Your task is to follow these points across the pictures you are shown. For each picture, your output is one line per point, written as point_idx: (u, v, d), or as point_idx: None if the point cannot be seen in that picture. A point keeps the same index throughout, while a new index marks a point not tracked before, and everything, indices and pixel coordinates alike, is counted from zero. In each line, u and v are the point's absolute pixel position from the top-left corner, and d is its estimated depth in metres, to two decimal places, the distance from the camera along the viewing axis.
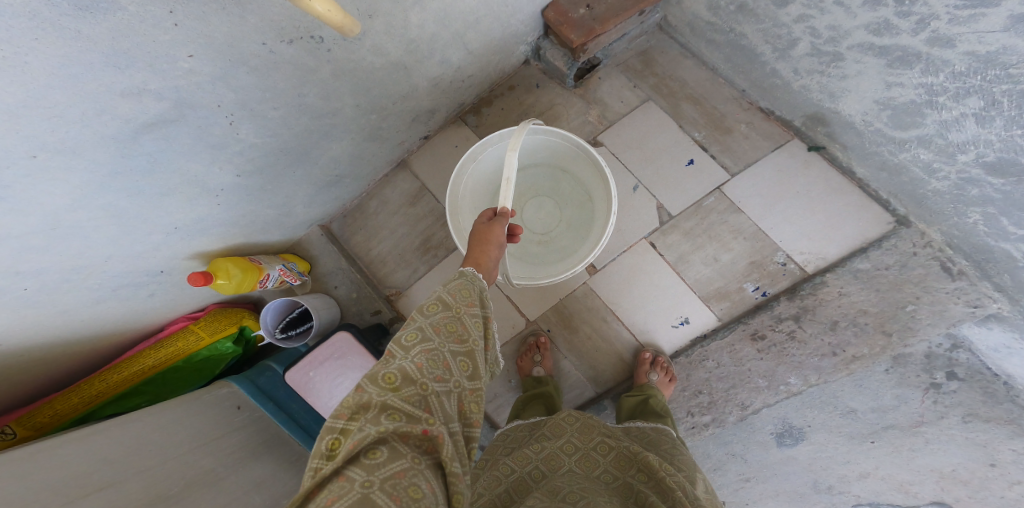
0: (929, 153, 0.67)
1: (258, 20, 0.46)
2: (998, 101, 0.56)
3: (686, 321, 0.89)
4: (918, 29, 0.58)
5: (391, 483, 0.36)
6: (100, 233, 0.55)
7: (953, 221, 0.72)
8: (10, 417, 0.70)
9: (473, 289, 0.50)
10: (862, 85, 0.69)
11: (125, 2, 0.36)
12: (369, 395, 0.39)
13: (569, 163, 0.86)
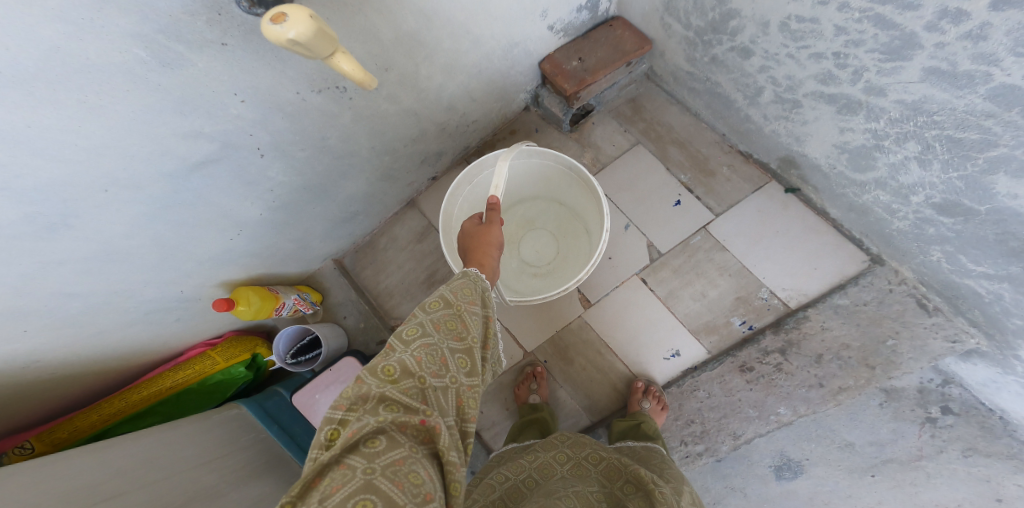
0: (886, 195, 0.74)
1: (298, 73, 0.54)
2: (931, 146, 0.62)
3: (677, 353, 0.92)
4: (855, 80, 0.65)
5: (392, 470, 0.39)
6: (143, 260, 0.61)
7: (920, 259, 0.77)
8: (30, 433, 0.74)
9: (475, 290, 0.54)
10: (821, 130, 0.76)
11: (198, 60, 0.44)
12: (370, 387, 0.43)
13: (562, 190, 0.92)
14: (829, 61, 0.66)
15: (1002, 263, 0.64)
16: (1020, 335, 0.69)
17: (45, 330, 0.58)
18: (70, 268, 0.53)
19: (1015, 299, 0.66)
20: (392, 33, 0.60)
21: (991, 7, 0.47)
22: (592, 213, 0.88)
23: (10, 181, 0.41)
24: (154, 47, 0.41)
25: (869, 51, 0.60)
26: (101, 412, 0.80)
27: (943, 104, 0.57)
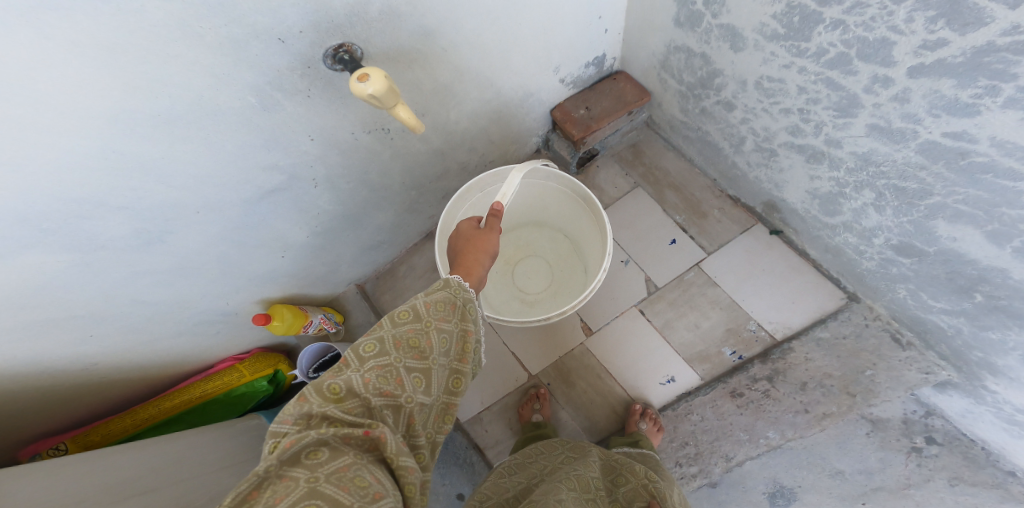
0: (853, 237, 0.84)
1: (357, 118, 0.64)
2: (882, 193, 0.73)
3: (672, 379, 0.99)
4: (817, 132, 0.76)
5: (337, 476, 0.40)
6: (207, 276, 0.70)
7: (889, 297, 0.85)
8: (71, 434, 0.83)
9: (449, 304, 0.54)
10: (795, 177, 0.87)
11: (287, 105, 0.54)
12: (316, 402, 0.44)
13: (571, 222, 0.99)
14: (795, 116, 0.78)
15: (957, 300, 0.73)
16: (982, 366, 0.76)
17: (114, 332, 0.67)
18: (151, 277, 0.62)
19: (971, 333, 0.74)
20: (431, 84, 0.71)
21: (908, 76, 0.59)
22: (595, 248, 0.94)
23: (136, 203, 0.51)
24: (261, 95, 0.51)
25: (824, 108, 0.72)
26: (134, 418, 0.87)
27: (887, 157, 0.68)
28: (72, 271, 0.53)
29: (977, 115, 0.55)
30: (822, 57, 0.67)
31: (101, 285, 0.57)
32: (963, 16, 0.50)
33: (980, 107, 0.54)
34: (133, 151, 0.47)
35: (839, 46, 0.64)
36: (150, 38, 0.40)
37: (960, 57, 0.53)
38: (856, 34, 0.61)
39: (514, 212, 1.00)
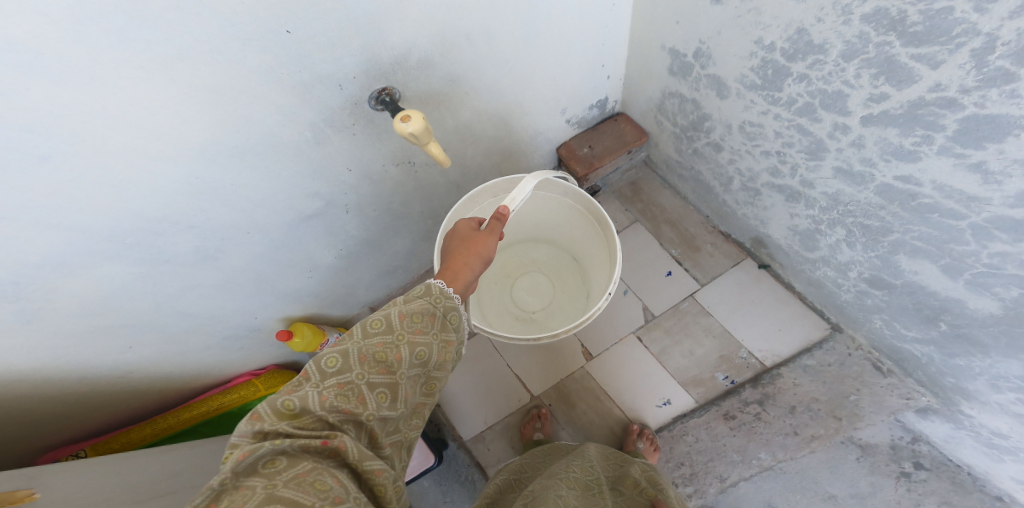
0: (830, 270, 0.94)
1: (386, 151, 0.73)
2: (851, 231, 0.85)
3: (668, 402, 1.04)
4: (793, 174, 0.89)
5: (295, 482, 0.39)
6: (240, 290, 0.78)
7: (867, 327, 0.93)
8: (87, 442, 0.85)
9: (428, 313, 0.51)
10: (777, 216, 0.99)
11: (329, 138, 0.64)
12: (273, 413, 0.42)
13: (578, 242, 1.05)
14: (774, 158, 0.90)
15: (926, 329, 0.81)
16: (955, 391, 0.82)
17: (154, 339, 0.74)
18: (197, 290, 0.72)
19: (942, 361, 0.82)
20: (454, 123, 0.81)
21: (861, 125, 0.72)
22: (599, 269, 1.00)
23: (202, 222, 0.62)
24: (315, 130, 0.62)
25: (798, 151, 0.85)
26: (153, 427, 0.90)
27: (854, 198, 0.81)
28: (140, 279, 0.63)
29: (919, 160, 0.68)
30: (792, 105, 0.80)
31: (156, 296, 0.67)
32: (897, 74, 0.63)
33: (918, 154, 0.68)
34: (205, 176, 0.57)
35: (806, 97, 0.77)
36: (243, 81, 0.51)
37: (899, 109, 0.66)
38: (818, 87, 0.74)
39: (525, 220, 1.05)
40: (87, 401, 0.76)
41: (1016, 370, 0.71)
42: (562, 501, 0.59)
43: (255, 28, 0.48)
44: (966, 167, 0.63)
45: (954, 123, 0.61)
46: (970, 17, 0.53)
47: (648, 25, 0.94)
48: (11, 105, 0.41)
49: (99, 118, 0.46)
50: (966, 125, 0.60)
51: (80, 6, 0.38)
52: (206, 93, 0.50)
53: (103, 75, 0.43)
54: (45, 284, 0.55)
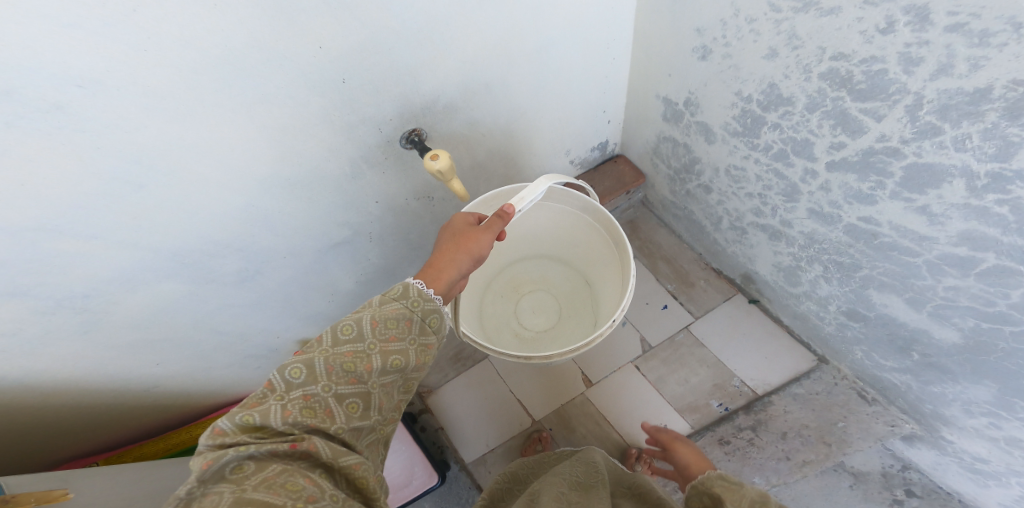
0: (811, 304, 1.01)
1: (409, 185, 0.87)
2: (827, 268, 0.93)
3: (665, 427, 1.08)
4: (773, 214, 0.98)
5: (265, 485, 0.39)
6: (264, 311, 0.91)
7: (850, 359, 0.99)
8: (105, 454, 0.93)
9: (402, 317, 0.51)
10: (762, 253, 1.07)
11: (368, 174, 0.80)
12: (233, 424, 0.42)
13: (590, 263, 1.09)
14: (757, 199, 1.00)
15: (901, 358, 0.88)
16: (934, 417, 0.87)
17: (186, 357, 0.86)
18: (230, 309, 0.84)
19: (919, 389, 0.87)
20: (470, 163, 0.97)
21: (827, 170, 0.83)
22: (609, 292, 1.03)
23: (249, 246, 0.76)
24: (354, 166, 0.77)
25: (777, 194, 0.95)
26: (166, 442, 0.97)
27: (826, 236, 0.90)
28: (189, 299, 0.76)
29: (876, 202, 0.78)
30: (769, 151, 0.90)
31: (197, 314, 0.80)
32: (851, 125, 0.75)
33: (875, 198, 0.78)
34: (254, 203, 0.70)
35: (780, 144, 0.88)
36: (306, 121, 0.66)
37: (856, 157, 0.77)
38: (790, 135, 0.85)
39: (539, 229, 1.09)
40: (103, 414, 0.84)
41: (984, 395, 0.77)
42: (563, 498, 0.67)
43: (319, 78, 0.63)
44: (915, 210, 0.73)
45: (901, 170, 0.72)
46: (902, 80, 0.65)
47: (644, 80, 1.07)
48: (138, 141, 0.55)
49: (187, 152, 0.59)
50: (909, 173, 0.71)
51: (204, 62, 0.53)
52: (271, 130, 0.64)
53: (202, 116, 0.57)
54: (110, 298, 0.67)
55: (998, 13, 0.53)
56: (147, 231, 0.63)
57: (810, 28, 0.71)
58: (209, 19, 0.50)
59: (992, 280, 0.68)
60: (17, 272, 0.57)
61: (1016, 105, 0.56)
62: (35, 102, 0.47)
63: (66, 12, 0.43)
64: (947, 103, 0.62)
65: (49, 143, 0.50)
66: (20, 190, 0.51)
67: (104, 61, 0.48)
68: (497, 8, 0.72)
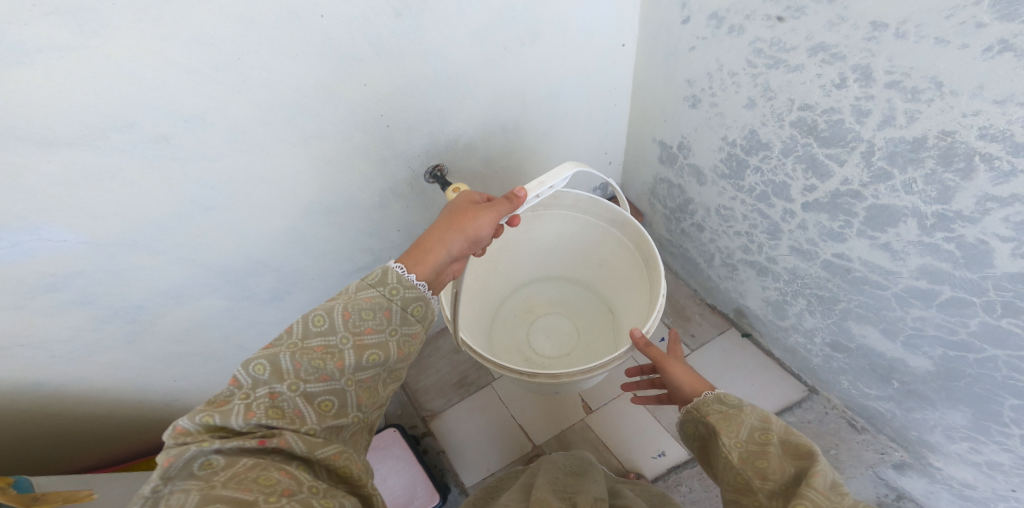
0: (799, 337, 1.06)
1: (426, 216, 1.02)
2: (810, 301, 0.98)
3: (663, 453, 1.12)
4: (759, 251, 1.05)
5: (235, 480, 0.42)
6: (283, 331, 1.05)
7: (838, 389, 1.03)
8: (113, 468, 1.00)
9: (377, 311, 0.53)
10: (751, 289, 1.13)
11: (390, 206, 0.94)
12: (196, 423, 0.44)
13: (615, 292, 1.12)
14: (744, 237, 1.06)
15: (883, 387, 0.92)
16: (921, 444, 0.91)
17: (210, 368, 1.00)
18: (259, 326, 1.00)
19: (903, 416, 0.91)
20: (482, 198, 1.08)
21: (803, 211, 0.89)
22: (633, 305, 1.05)
23: (284, 266, 0.92)
24: (383, 196, 0.91)
25: (762, 232, 1.01)
26: None
27: (807, 272, 0.95)
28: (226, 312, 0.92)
29: (846, 239, 0.84)
30: (753, 193, 0.97)
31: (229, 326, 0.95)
32: (819, 169, 0.82)
33: (844, 235, 0.84)
34: (294, 227, 0.85)
35: (761, 186, 0.95)
36: (348, 155, 0.80)
37: (825, 198, 0.83)
38: (769, 178, 0.92)
39: (562, 242, 1.13)
40: (105, 422, 0.93)
41: (961, 420, 0.80)
42: (560, 485, 0.77)
43: (364, 118, 0.76)
44: (878, 247, 0.79)
45: (863, 211, 0.79)
46: (858, 129, 0.73)
47: (642, 123, 1.18)
48: (213, 168, 0.69)
49: (248, 180, 0.74)
50: (871, 213, 0.77)
51: (280, 101, 0.68)
52: (319, 161, 0.78)
53: (269, 148, 0.72)
54: (158, 311, 0.82)
55: (924, 73, 0.62)
56: (203, 252, 0.79)
57: (781, 81, 0.80)
58: (286, 65, 0.65)
59: (951, 310, 0.73)
60: (100, 280, 0.72)
61: (950, 153, 0.64)
62: (148, 135, 0.62)
63: (187, 60, 0.58)
64: (894, 150, 0.70)
65: (145, 169, 0.64)
66: (122, 209, 0.67)
67: (208, 101, 0.63)
68: (515, 60, 0.87)
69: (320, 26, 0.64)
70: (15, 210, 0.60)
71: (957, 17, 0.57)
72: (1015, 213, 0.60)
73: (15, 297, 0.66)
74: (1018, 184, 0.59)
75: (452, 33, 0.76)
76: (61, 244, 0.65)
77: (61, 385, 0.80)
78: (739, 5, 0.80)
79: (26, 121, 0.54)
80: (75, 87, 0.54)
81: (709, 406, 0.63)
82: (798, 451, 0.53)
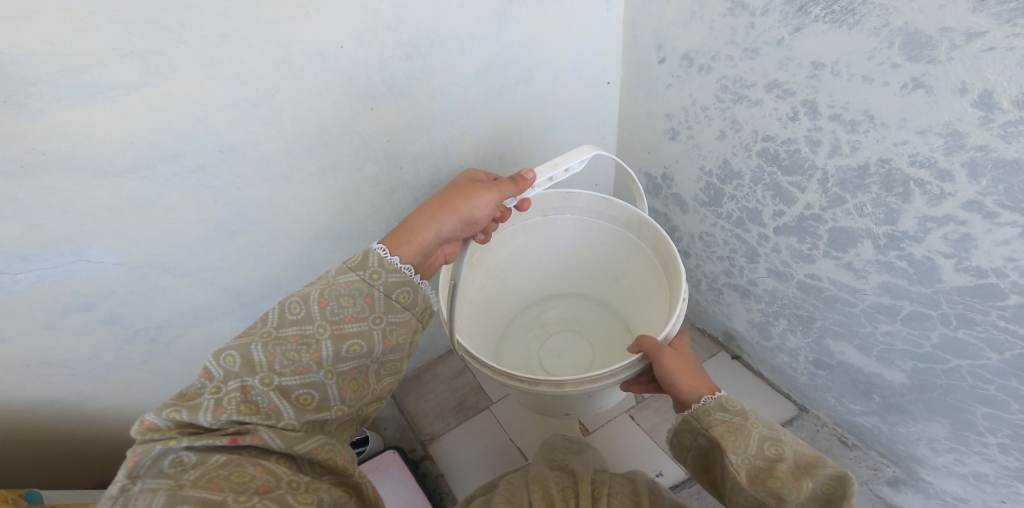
0: (786, 357, 1.08)
1: None
2: (790, 321, 1.01)
3: (661, 474, 1.14)
4: (740, 275, 1.08)
5: (205, 479, 0.44)
6: None
7: (826, 406, 1.05)
8: None
9: (357, 297, 0.56)
10: (736, 311, 1.16)
11: None
12: (165, 418, 0.46)
13: (635, 312, 1.08)
14: (727, 262, 1.11)
15: (867, 401, 0.94)
16: (910, 458, 0.92)
17: None
18: None
19: (889, 430, 0.93)
20: None
21: (775, 235, 0.93)
22: (653, 314, 0.99)
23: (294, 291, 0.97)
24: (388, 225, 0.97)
25: (741, 256, 1.05)
26: None
27: (785, 293, 0.98)
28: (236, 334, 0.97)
29: (815, 260, 0.88)
30: (731, 219, 1.02)
31: None
32: (784, 196, 0.87)
33: (812, 256, 0.88)
34: (309, 252, 0.91)
35: (735, 212, 1.00)
36: (357, 186, 0.87)
37: (793, 222, 0.88)
38: (742, 205, 0.97)
39: (578, 253, 1.12)
40: (110, 439, 0.98)
41: (942, 431, 0.83)
42: (547, 474, 0.80)
43: (374, 151, 0.84)
44: (843, 267, 0.83)
45: (826, 233, 0.83)
46: (813, 158, 0.78)
47: (627, 156, 1.24)
48: (242, 196, 0.77)
49: (269, 207, 0.81)
50: (833, 236, 0.81)
51: (304, 135, 0.76)
52: (334, 190, 0.85)
53: (291, 177, 0.79)
54: (176, 332, 0.88)
55: (858, 107, 0.68)
56: (221, 275, 0.85)
57: (745, 115, 0.86)
58: (311, 101, 0.73)
59: (915, 324, 0.77)
60: (124, 303, 0.78)
61: (890, 180, 0.69)
62: (191, 165, 0.69)
63: (231, 96, 0.66)
64: (844, 178, 0.75)
65: (184, 195, 0.72)
66: (162, 234, 0.74)
67: (243, 133, 0.70)
68: (512, 97, 0.95)
69: (343, 65, 0.72)
70: (65, 233, 0.66)
71: (876, 58, 0.63)
72: (952, 231, 0.65)
73: (50, 315, 0.72)
74: (951, 204, 0.64)
75: (456, 73, 0.84)
76: (99, 265, 0.72)
77: (77, 398, 0.86)
78: (706, 47, 0.87)
79: (89, 153, 0.62)
80: (135, 120, 0.62)
81: (712, 415, 0.66)
82: (806, 467, 0.58)
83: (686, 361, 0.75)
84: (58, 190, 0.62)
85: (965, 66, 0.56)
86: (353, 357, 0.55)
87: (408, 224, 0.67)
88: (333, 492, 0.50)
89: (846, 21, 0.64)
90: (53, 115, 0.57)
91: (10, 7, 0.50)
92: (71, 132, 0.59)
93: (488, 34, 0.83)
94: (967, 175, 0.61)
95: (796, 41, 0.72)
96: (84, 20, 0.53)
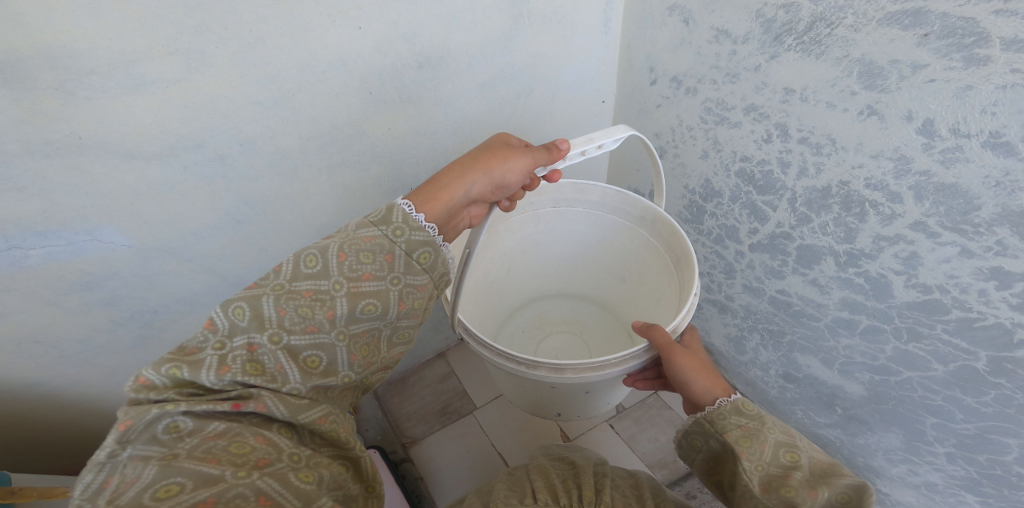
0: (758, 370, 1.13)
1: None
2: (761, 335, 1.06)
3: None
4: (717, 289, 1.13)
5: (199, 451, 0.46)
6: None
7: (794, 420, 1.09)
8: None
9: (376, 253, 0.59)
10: (714, 326, 1.20)
11: None
12: (164, 375, 0.49)
13: (640, 314, 1.12)
14: (705, 277, 1.15)
15: (830, 414, 0.98)
16: (868, 470, 0.97)
17: None
18: None
19: (849, 441, 0.97)
20: None
21: (749, 251, 0.98)
22: (661, 311, 1.02)
23: None
24: None
25: (719, 271, 1.10)
26: None
27: (758, 308, 1.03)
28: None
29: (784, 276, 0.92)
30: (710, 235, 1.07)
31: None
32: (759, 214, 0.91)
33: (781, 273, 0.93)
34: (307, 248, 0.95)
35: (714, 230, 1.05)
36: (359, 187, 0.91)
37: (765, 239, 0.92)
38: (721, 223, 1.02)
39: (591, 250, 1.15)
40: (89, 425, 0.99)
41: (896, 442, 0.87)
42: (546, 468, 0.83)
43: (380, 152, 0.88)
44: (809, 282, 0.87)
45: (794, 251, 0.87)
46: (784, 179, 0.83)
47: (617, 174, 1.31)
48: (250, 191, 0.81)
49: (277, 200, 0.85)
50: (800, 253, 0.86)
51: (313, 133, 0.79)
52: (338, 188, 0.89)
53: (300, 173, 0.83)
54: (169, 318, 0.90)
55: (822, 131, 0.74)
56: (220, 266, 0.88)
57: (725, 136, 0.91)
58: (327, 101, 0.77)
59: (871, 338, 0.81)
60: (125, 286, 0.81)
61: (849, 200, 0.74)
62: (211, 155, 0.73)
63: (257, 94, 0.71)
64: (809, 198, 0.80)
65: (199, 185, 0.75)
66: (172, 221, 0.77)
67: (261, 129, 0.74)
68: (512, 110, 1.00)
69: (358, 72, 0.76)
70: (83, 212, 0.69)
71: (838, 85, 0.69)
72: (901, 250, 0.70)
73: (54, 293, 0.75)
74: (900, 224, 0.69)
75: (462, 85, 0.89)
76: (109, 246, 0.75)
77: (66, 378, 0.88)
78: (692, 71, 0.92)
79: (119, 139, 0.65)
80: (169, 113, 0.66)
81: (728, 420, 0.69)
82: (822, 478, 0.60)
83: (699, 360, 0.79)
84: (86, 172, 0.66)
85: (911, 95, 0.61)
86: (366, 318, 0.58)
87: (440, 181, 0.70)
88: (332, 470, 0.53)
89: (814, 50, 0.70)
90: (96, 104, 0.61)
91: (81, 6, 0.55)
92: (109, 120, 0.63)
93: (494, 50, 0.88)
94: (913, 198, 0.66)
95: (771, 68, 0.77)
96: (143, 20, 0.58)
